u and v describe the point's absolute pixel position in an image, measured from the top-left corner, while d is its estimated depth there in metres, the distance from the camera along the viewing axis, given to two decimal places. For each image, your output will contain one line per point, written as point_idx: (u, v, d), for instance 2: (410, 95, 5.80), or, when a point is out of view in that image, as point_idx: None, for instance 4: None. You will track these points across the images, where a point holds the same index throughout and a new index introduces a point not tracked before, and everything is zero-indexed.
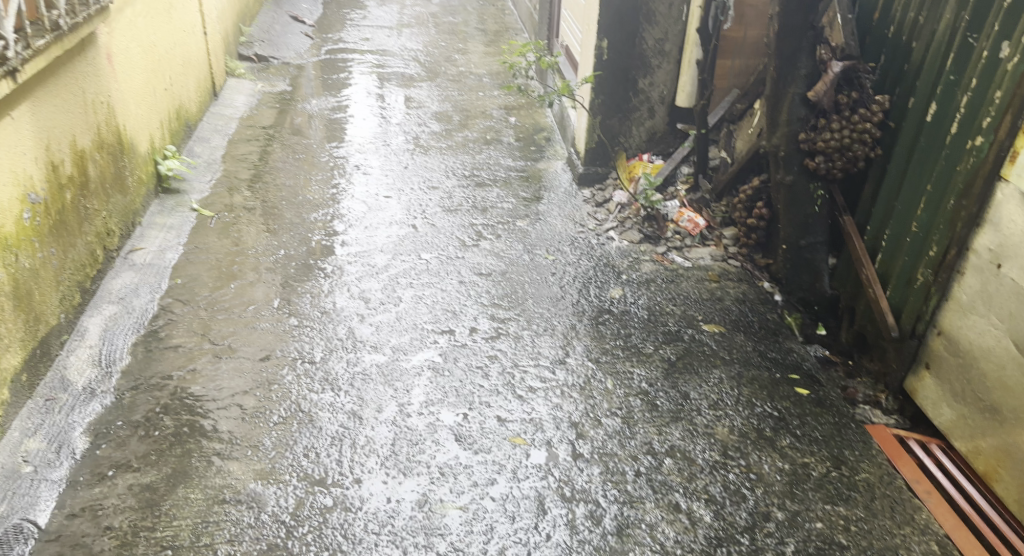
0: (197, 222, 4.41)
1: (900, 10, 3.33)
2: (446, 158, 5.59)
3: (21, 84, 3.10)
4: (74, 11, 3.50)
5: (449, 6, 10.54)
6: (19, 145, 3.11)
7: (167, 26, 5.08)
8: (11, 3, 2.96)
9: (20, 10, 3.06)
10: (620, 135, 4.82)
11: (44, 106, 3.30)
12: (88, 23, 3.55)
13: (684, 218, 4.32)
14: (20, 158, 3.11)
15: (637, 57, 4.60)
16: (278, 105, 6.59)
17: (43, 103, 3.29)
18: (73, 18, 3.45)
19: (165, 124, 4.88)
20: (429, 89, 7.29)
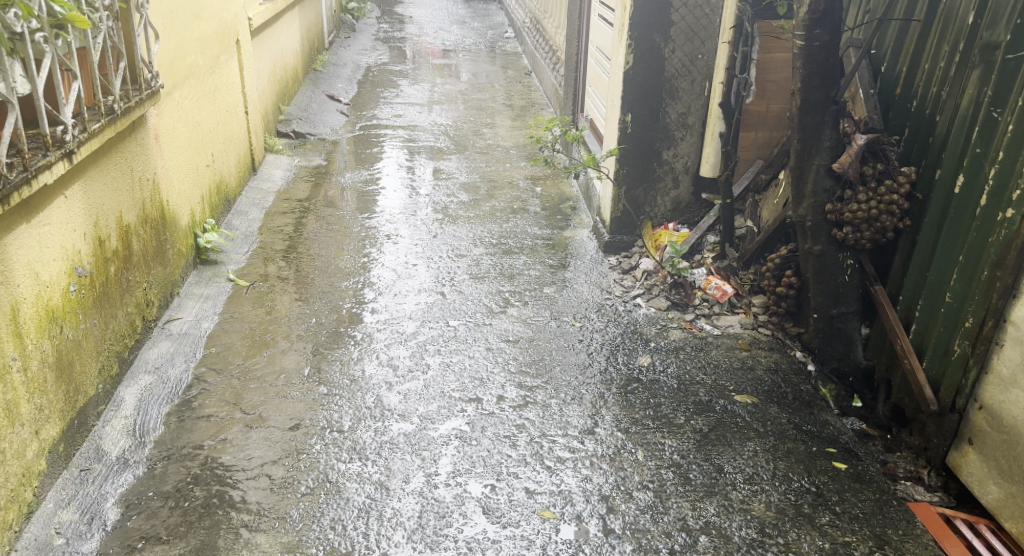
0: (232, 291, 4.48)
1: (922, 84, 3.39)
2: (474, 227, 5.65)
3: (76, 164, 3.21)
4: (127, 97, 3.68)
5: (478, 83, 10.79)
6: (70, 221, 3.19)
7: (210, 106, 5.25)
8: (73, 91, 3.14)
9: (79, 97, 3.24)
10: (645, 205, 4.91)
11: (94, 184, 3.40)
12: (137, 108, 3.73)
13: (711, 285, 4.27)
14: (70, 234, 3.19)
15: (660, 130, 4.72)
16: (313, 179, 6.73)
17: (93, 182, 3.39)
18: (127, 102, 3.65)
19: (205, 198, 5.00)
20: (459, 161, 7.41)
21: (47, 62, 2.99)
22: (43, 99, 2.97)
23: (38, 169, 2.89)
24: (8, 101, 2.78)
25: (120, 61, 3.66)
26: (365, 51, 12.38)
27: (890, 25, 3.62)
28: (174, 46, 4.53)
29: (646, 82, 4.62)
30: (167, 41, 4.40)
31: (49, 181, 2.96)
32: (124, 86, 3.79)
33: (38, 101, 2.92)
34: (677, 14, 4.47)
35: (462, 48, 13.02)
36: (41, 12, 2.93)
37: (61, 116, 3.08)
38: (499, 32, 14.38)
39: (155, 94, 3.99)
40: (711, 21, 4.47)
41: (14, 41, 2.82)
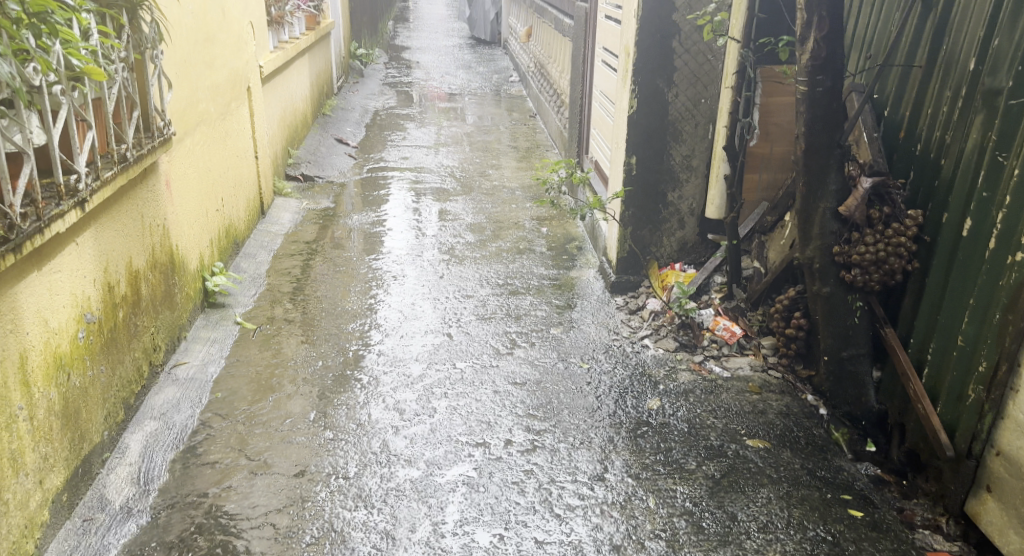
0: (240, 334, 4.46)
1: (925, 127, 3.39)
2: (481, 267, 5.65)
3: (88, 212, 3.22)
4: (138, 145, 3.71)
5: (484, 125, 10.87)
6: (80, 267, 3.18)
7: (220, 151, 5.29)
8: (87, 140, 3.19)
9: (93, 146, 3.27)
10: (651, 245, 4.90)
11: (105, 230, 3.40)
12: (148, 156, 3.75)
13: (719, 326, 4.24)
14: (80, 280, 3.18)
15: (666, 172, 4.76)
16: (320, 221, 6.75)
17: (104, 228, 3.39)
18: (138, 149, 3.67)
19: (214, 242, 5.01)
20: (465, 202, 7.43)
21: (64, 113, 3.01)
22: (58, 149, 3.01)
23: (51, 219, 2.90)
24: (23, 152, 2.81)
25: (133, 110, 3.70)
26: (372, 95, 12.50)
27: (891, 70, 3.64)
28: (187, 94, 4.60)
29: (650, 125, 4.67)
30: (180, 89, 4.45)
31: (61, 229, 2.97)
32: (137, 134, 3.82)
33: (53, 151, 2.95)
34: (680, 60, 4.55)
35: (469, 92, 13.13)
36: (58, 64, 2.97)
37: (74, 166, 3.10)
38: (504, 76, 14.53)
39: (167, 142, 4.03)
40: (713, 66, 4.56)
41: (31, 93, 2.85)
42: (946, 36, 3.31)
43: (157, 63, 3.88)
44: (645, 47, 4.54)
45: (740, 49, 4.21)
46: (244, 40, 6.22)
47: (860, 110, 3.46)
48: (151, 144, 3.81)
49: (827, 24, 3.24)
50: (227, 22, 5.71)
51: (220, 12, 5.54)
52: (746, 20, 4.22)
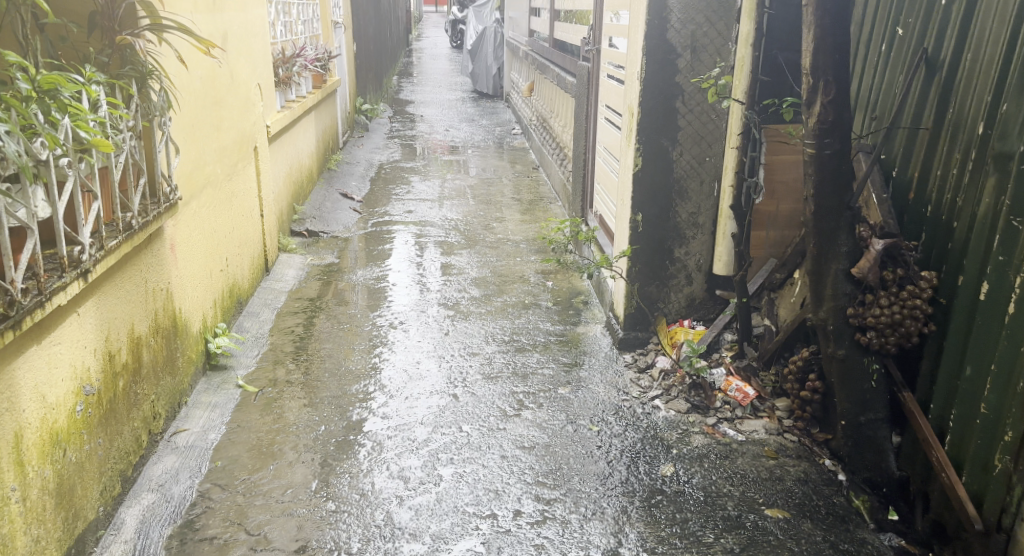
0: (241, 398, 4.38)
1: (935, 189, 3.33)
2: (486, 323, 5.58)
3: (91, 281, 3.16)
4: (144, 212, 3.67)
5: (487, 177, 10.88)
6: (81, 339, 3.11)
7: (224, 212, 5.26)
8: (90, 211, 3.13)
9: (97, 217, 3.24)
10: (659, 301, 4.86)
11: (108, 298, 3.34)
12: (152, 223, 3.71)
13: (732, 387, 4.14)
14: (80, 352, 3.11)
15: (671, 229, 4.74)
16: (324, 276, 6.70)
17: (107, 296, 3.33)
18: (143, 217, 3.63)
19: (217, 301, 4.96)
20: (469, 255, 7.39)
21: (69, 185, 2.99)
22: (64, 222, 2.99)
23: (53, 291, 2.85)
24: (28, 227, 2.79)
25: (141, 178, 3.67)
26: (376, 148, 12.54)
27: (898, 131, 3.59)
28: (195, 157, 4.62)
29: (656, 183, 4.68)
30: (187, 154, 4.46)
31: (63, 302, 2.92)
32: (144, 200, 3.79)
33: (58, 225, 2.93)
34: (684, 119, 4.58)
35: (472, 144, 13.18)
36: (66, 138, 2.96)
37: (77, 237, 3.04)
38: (507, 128, 14.60)
39: (173, 208, 4.00)
40: (717, 125, 4.58)
41: (38, 167, 2.84)
42: (953, 98, 3.27)
43: (166, 131, 3.88)
44: (649, 107, 4.58)
45: (743, 110, 4.22)
46: (251, 101, 6.27)
47: (867, 173, 3.41)
48: (155, 211, 3.77)
49: (834, 88, 3.20)
50: (235, 84, 5.77)
51: (229, 75, 5.60)
52: (749, 81, 4.24)
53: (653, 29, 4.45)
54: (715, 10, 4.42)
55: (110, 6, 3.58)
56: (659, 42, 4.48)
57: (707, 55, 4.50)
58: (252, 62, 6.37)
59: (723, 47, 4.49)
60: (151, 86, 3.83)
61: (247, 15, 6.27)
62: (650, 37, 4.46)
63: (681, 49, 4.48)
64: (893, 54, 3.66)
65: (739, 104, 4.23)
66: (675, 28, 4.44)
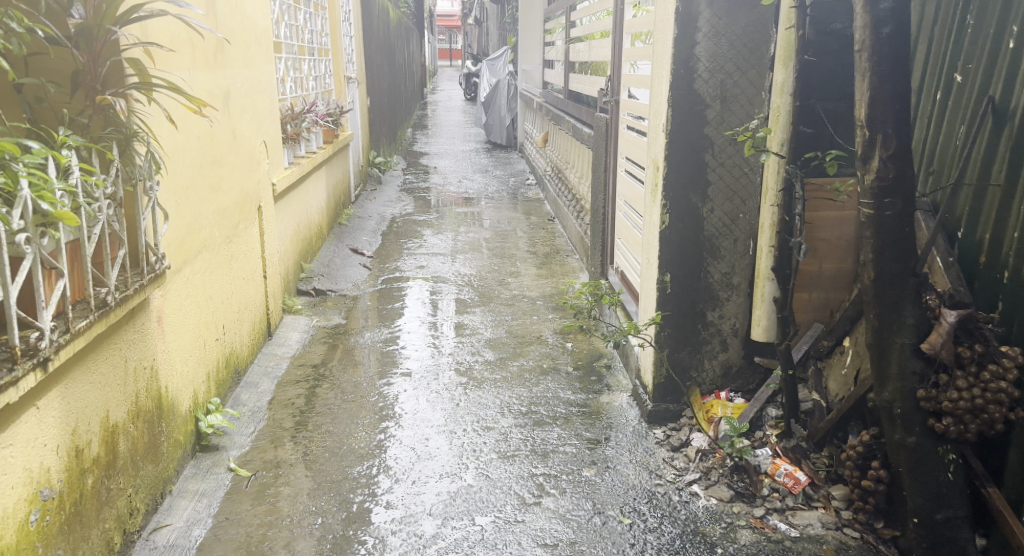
0: (232, 485, 3.99)
1: (1012, 254, 2.93)
2: (500, 392, 5.17)
3: (55, 370, 2.78)
4: (125, 284, 3.30)
5: (500, 231, 10.55)
6: (39, 437, 2.72)
7: (220, 276, 4.92)
8: (54, 294, 2.72)
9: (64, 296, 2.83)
10: (691, 369, 4.49)
11: (77, 387, 2.94)
12: (134, 298, 3.34)
13: (780, 471, 3.69)
14: (38, 451, 2.72)
15: (704, 290, 4.42)
16: (330, 340, 6.32)
17: (76, 384, 2.94)
18: (123, 290, 3.25)
19: (210, 376, 4.59)
20: (483, 313, 7.04)
21: (27, 263, 2.60)
22: (18, 305, 2.59)
23: None
24: None
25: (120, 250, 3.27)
26: (389, 202, 12.27)
27: (962, 187, 3.20)
28: (190, 221, 4.33)
29: (684, 241, 4.38)
30: (181, 219, 4.13)
31: (13, 400, 2.52)
32: (123, 273, 3.42)
33: (9, 309, 2.54)
34: (715, 173, 4.30)
35: (485, 196, 12.89)
36: (24, 212, 2.58)
37: (37, 322, 2.66)
38: (521, 179, 14.31)
39: (159, 279, 3.61)
40: (751, 180, 4.29)
41: None
42: None
43: (155, 197, 3.53)
44: (677, 160, 4.31)
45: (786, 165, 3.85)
46: (256, 159, 5.99)
47: (932, 239, 3.01)
48: (137, 284, 3.39)
49: (895, 142, 2.81)
50: (238, 143, 5.48)
51: (230, 134, 5.30)
52: (789, 133, 3.91)
53: (679, 79, 4.20)
54: (746, 58, 4.17)
55: (95, 63, 3.26)
56: (686, 92, 4.23)
57: (738, 106, 4.23)
58: (258, 118, 6.10)
59: (757, 97, 4.22)
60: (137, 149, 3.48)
61: (253, 72, 6.02)
62: (676, 87, 4.21)
63: (710, 100, 4.23)
64: (951, 103, 3.28)
65: (778, 158, 3.93)
66: (703, 77, 4.20)
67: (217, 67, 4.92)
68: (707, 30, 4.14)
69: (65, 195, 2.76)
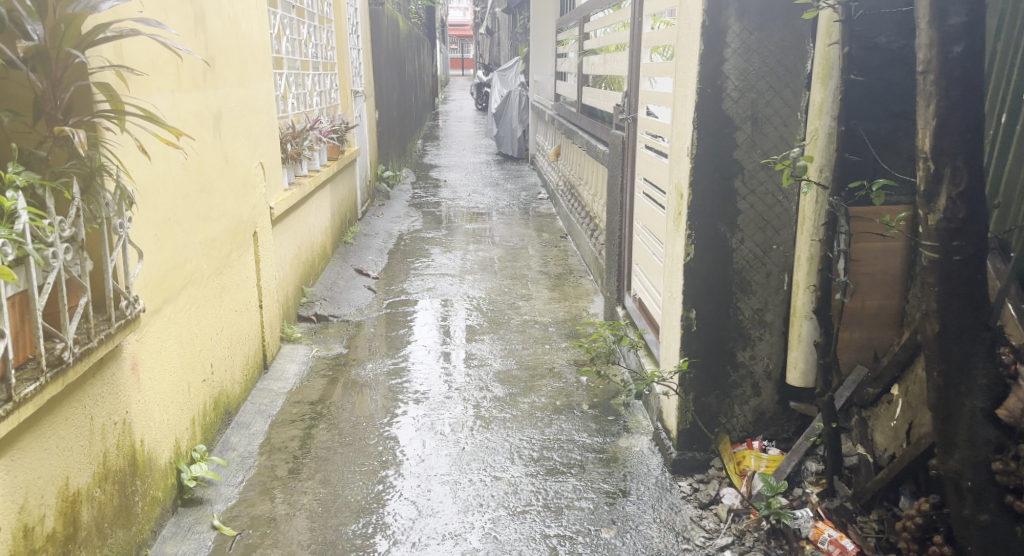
0: (215, 546, 3.68)
1: None
2: (510, 434, 4.79)
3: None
4: (90, 334, 2.96)
5: (511, 249, 10.19)
6: None
7: (208, 311, 4.57)
8: None
9: (5, 360, 2.51)
10: (719, 415, 4.12)
11: (23, 461, 2.65)
12: (98, 351, 2.97)
13: (824, 536, 3.37)
14: None
15: (733, 328, 4.06)
16: (330, 372, 5.94)
17: (23, 458, 2.65)
18: (85, 343, 2.91)
19: (196, 421, 4.25)
20: (493, 341, 6.68)
21: None
22: None
23: None
24: None
25: (81, 298, 2.93)
26: (397, 218, 11.93)
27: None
28: (174, 255, 4.01)
29: (711, 275, 4.03)
30: (161, 255, 3.81)
31: None
32: (87, 320, 3.07)
33: None
34: (745, 201, 3.96)
35: (496, 211, 12.53)
36: None
37: None
38: (533, 193, 13.93)
39: (131, 324, 3.24)
40: (785, 209, 3.93)
41: None
42: None
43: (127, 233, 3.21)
44: (704, 187, 3.96)
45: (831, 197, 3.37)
46: (252, 182, 5.65)
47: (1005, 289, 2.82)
48: (103, 335, 3.03)
49: (964, 178, 2.51)
50: (230, 167, 5.13)
51: (222, 157, 4.96)
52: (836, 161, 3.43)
53: (706, 99, 3.87)
54: (780, 76, 3.83)
55: (55, 90, 2.95)
56: (713, 113, 3.88)
57: (772, 128, 3.88)
58: (254, 139, 5.77)
59: (792, 118, 3.86)
60: (105, 184, 3.16)
61: (248, 89, 5.69)
62: (702, 108, 3.88)
63: (739, 121, 3.89)
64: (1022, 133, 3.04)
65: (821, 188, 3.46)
66: (732, 97, 3.86)
67: (201, 87, 4.60)
68: (737, 46, 3.81)
69: (4, 244, 2.43)
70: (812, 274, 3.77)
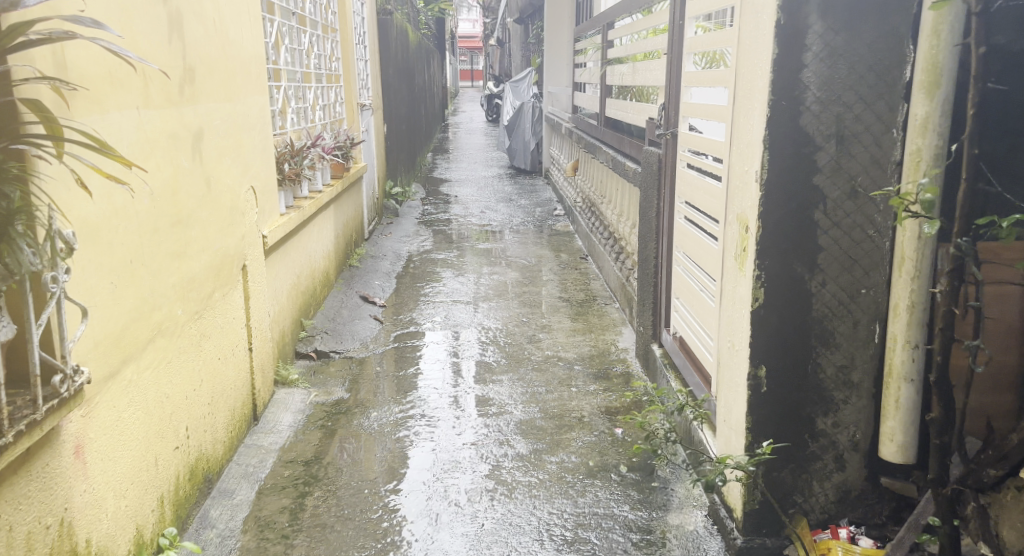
0: None
1: None
2: (537, 503, 4.12)
3: None
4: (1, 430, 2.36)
5: (528, 271, 9.48)
6: None
7: (183, 367, 3.91)
8: None
9: None
10: (794, 493, 3.46)
11: None
12: (13, 449, 2.39)
13: None
14: None
15: (812, 389, 3.40)
16: (328, 423, 5.23)
17: None
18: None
19: (167, 499, 3.60)
20: (512, 382, 5.97)
21: None
22: None
23: None
24: None
25: None
26: (406, 237, 11.26)
27: None
28: (136, 302, 3.35)
29: (786, 325, 3.37)
30: (117, 307, 3.17)
31: None
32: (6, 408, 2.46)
33: None
34: (827, 237, 3.29)
35: (510, 229, 11.84)
36: None
37: None
38: (549, 209, 13.23)
39: (68, 407, 2.62)
40: (877, 246, 3.26)
41: None
42: None
43: (62, 288, 2.60)
44: (776, 220, 3.29)
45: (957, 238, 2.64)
46: (242, 208, 4.99)
47: None
48: (22, 426, 2.42)
49: None
50: (213, 194, 4.46)
51: (203, 182, 4.30)
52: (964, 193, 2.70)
53: (780, 114, 3.20)
54: (872, 85, 3.15)
55: None
56: (789, 131, 3.22)
57: (860, 149, 3.21)
58: (244, 159, 5.11)
59: (886, 136, 3.18)
60: (36, 231, 2.55)
61: (237, 103, 5.03)
62: (776, 124, 3.21)
63: (821, 140, 3.22)
64: None
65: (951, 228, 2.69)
66: (812, 111, 3.19)
67: (176, 103, 3.95)
68: (819, 49, 3.14)
69: None
70: (913, 327, 3.12)
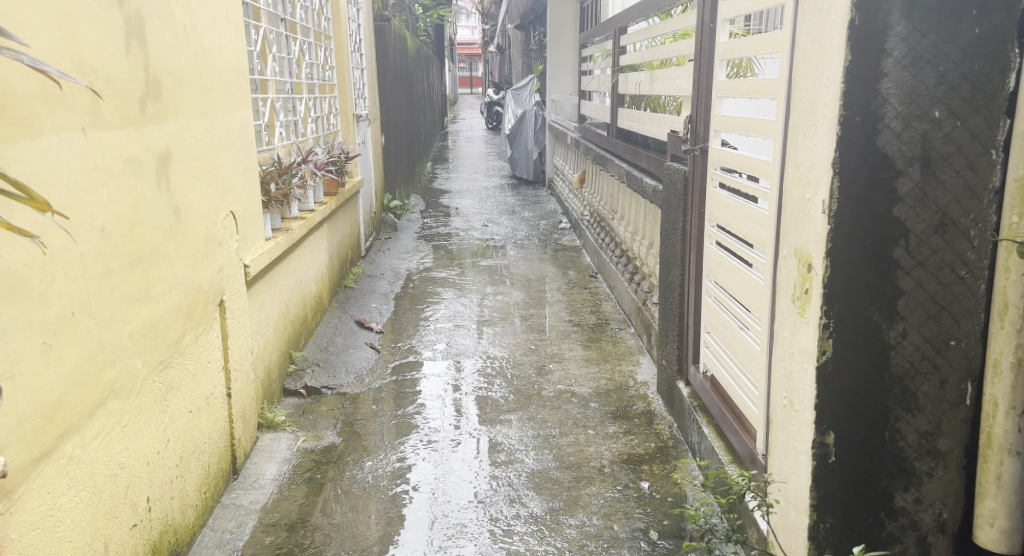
0: None
1: None
2: None
3: None
4: None
5: (536, 291, 8.92)
6: None
7: (146, 427, 3.36)
8: None
9: None
10: None
11: None
12: None
13: None
14: None
15: (889, 458, 2.87)
16: (318, 474, 4.68)
17: None
18: None
19: None
20: (521, 422, 5.40)
21: None
22: None
23: None
24: None
25: None
26: (405, 253, 10.72)
27: None
28: (80, 361, 2.82)
29: (859, 383, 2.84)
30: (55, 370, 2.66)
31: None
32: None
33: None
34: (909, 278, 2.77)
35: (514, 244, 11.28)
36: None
37: None
38: (554, 222, 12.68)
39: None
40: (971, 289, 2.74)
41: None
42: None
43: None
44: (849, 258, 2.77)
45: None
46: (221, 236, 4.46)
47: None
48: None
49: None
50: (186, 223, 3.93)
51: (174, 210, 3.78)
52: None
53: (854, 132, 2.69)
54: (965, 97, 2.65)
55: None
56: (864, 153, 2.71)
57: (950, 173, 2.69)
58: (224, 180, 4.59)
59: (982, 157, 2.67)
60: None
61: (216, 119, 4.52)
62: (849, 145, 2.70)
63: (903, 163, 2.71)
64: None
65: None
66: (892, 128, 2.69)
67: (138, 123, 3.43)
68: (901, 54, 2.64)
69: None
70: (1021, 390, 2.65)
